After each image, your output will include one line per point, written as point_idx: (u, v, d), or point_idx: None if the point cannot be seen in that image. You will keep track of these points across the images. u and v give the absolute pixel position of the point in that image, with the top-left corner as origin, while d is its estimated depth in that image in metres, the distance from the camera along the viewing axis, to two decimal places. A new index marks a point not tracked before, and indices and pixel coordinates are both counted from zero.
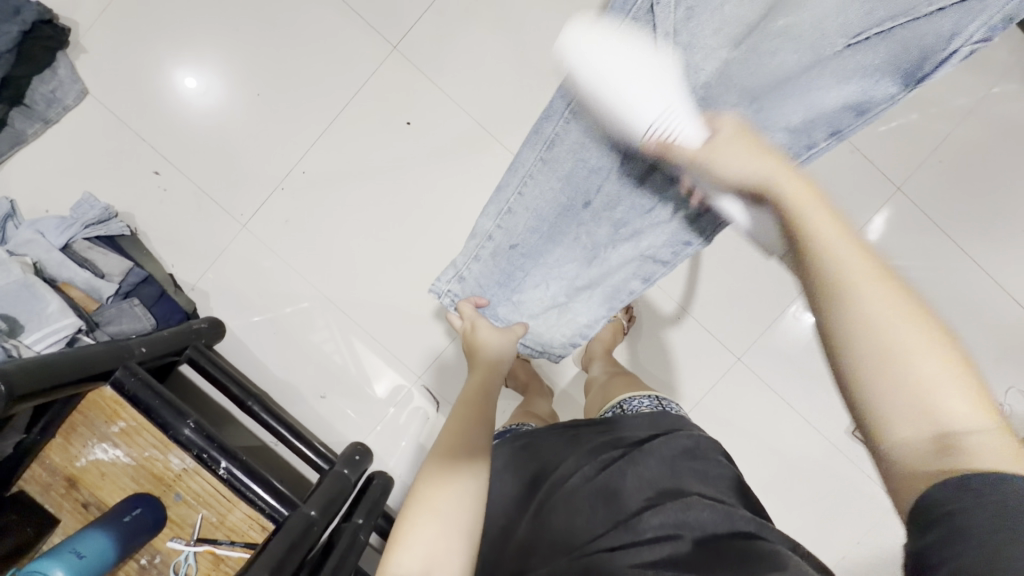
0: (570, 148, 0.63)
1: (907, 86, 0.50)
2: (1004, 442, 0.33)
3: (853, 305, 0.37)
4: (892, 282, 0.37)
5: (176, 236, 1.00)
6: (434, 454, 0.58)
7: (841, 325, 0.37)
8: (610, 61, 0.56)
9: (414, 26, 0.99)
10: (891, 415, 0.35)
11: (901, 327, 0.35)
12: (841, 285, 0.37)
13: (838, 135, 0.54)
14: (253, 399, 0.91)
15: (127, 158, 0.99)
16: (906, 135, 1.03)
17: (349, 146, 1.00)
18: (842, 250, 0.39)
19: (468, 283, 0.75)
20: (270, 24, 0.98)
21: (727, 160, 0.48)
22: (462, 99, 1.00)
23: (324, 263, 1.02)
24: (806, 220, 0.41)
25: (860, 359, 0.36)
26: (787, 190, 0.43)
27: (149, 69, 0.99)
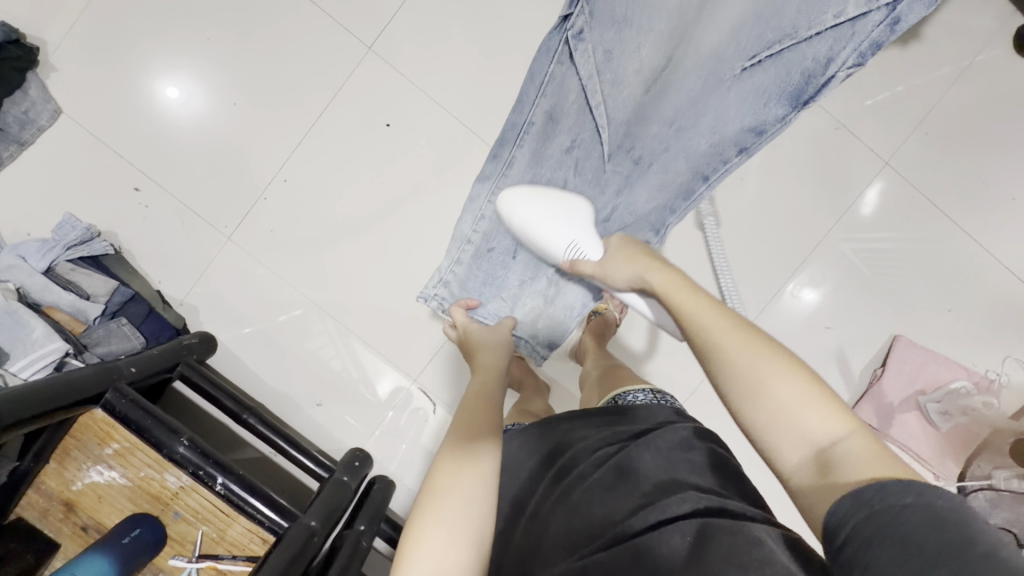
0: (527, 167, 0.65)
1: (796, 106, 0.50)
2: (867, 444, 0.39)
3: (722, 365, 0.46)
4: (759, 344, 0.46)
5: (161, 252, 0.99)
6: (444, 450, 0.60)
7: (723, 383, 0.46)
8: (546, 97, 0.60)
9: (387, 26, 0.97)
10: (782, 452, 0.42)
11: (769, 376, 0.44)
12: (717, 355, 0.47)
13: (745, 152, 0.56)
14: (249, 412, 0.90)
15: (106, 176, 0.98)
16: (893, 109, 1.02)
17: (329, 152, 0.99)
18: (705, 317, 0.49)
19: (451, 285, 0.80)
20: (242, 32, 0.97)
21: (616, 270, 0.60)
22: (440, 96, 0.98)
23: (311, 270, 1.01)
24: (688, 308, 0.51)
25: (747, 411, 0.44)
26: (658, 281, 0.55)
27: (124, 84, 0.97)
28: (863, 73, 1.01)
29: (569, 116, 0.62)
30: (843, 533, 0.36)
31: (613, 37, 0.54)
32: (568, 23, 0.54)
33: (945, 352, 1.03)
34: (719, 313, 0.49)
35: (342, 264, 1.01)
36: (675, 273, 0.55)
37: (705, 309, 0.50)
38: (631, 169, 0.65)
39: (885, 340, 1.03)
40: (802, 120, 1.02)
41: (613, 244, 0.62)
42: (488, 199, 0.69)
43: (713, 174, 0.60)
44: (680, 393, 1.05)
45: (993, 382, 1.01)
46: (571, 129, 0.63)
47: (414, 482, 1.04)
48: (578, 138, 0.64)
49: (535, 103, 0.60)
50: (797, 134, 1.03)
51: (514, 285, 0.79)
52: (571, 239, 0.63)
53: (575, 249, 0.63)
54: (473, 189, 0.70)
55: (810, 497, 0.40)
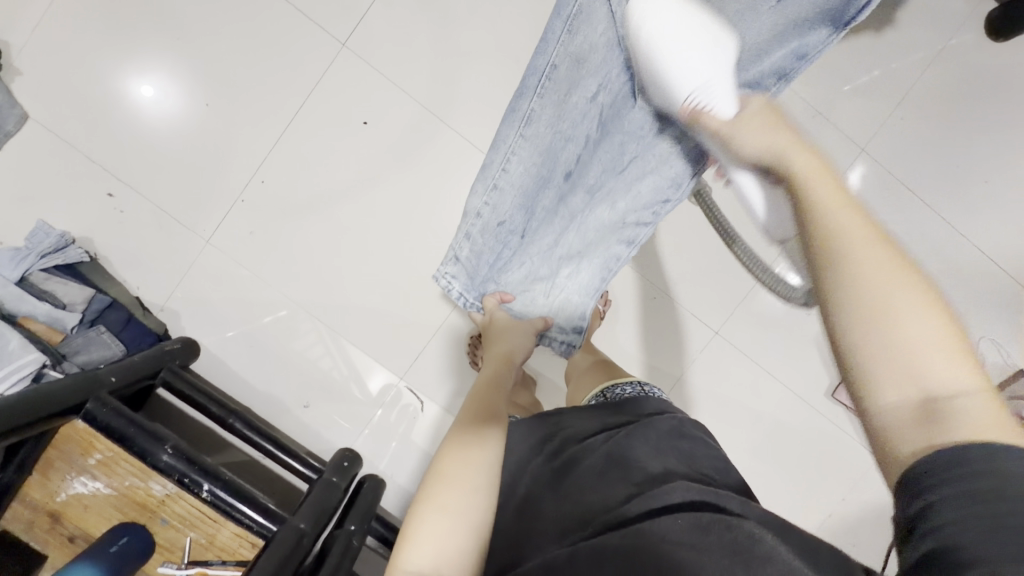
0: (546, 122, 0.62)
1: (838, 27, 0.53)
2: (991, 407, 0.33)
3: (851, 273, 0.36)
4: (897, 258, 0.36)
5: (138, 257, 0.97)
6: (449, 441, 0.60)
7: (844, 293, 0.36)
8: (574, 34, 0.55)
9: (361, 22, 0.95)
10: (881, 386, 0.35)
11: (909, 304, 0.34)
12: (850, 262, 0.36)
13: (784, 79, 0.57)
14: (234, 416, 0.90)
15: (79, 182, 0.96)
16: (868, 95, 1.03)
17: (307, 150, 0.98)
18: (844, 218, 0.37)
19: (463, 265, 0.81)
20: (212, 31, 0.95)
21: (743, 135, 0.45)
22: (417, 92, 0.97)
23: (293, 272, 1.01)
24: (815, 193, 0.38)
25: (863, 329, 0.35)
26: (799, 164, 0.40)
27: (94, 86, 0.95)
28: (839, 59, 1.02)
29: (599, 53, 0.56)
30: (927, 497, 0.31)
31: None
32: None
33: None
34: (870, 229, 0.37)
35: (324, 265, 1.01)
36: (813, 158, 0.40)
37: (844, 211, 0.37)
38: (665, 109, 0.60)
39: None
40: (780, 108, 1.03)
41: (756, 103, 0.47)
42: (501, 164, 0.67)
43: None
44: (665, 382, 1.07)
45: None
46: (600, 73, 0.57)
47: (404, 479, 1.04)
48: (605, 82, 0.59)
49: (561, 42, 0.55)
50: None
51: (517, 269, 0.80)
52: (704, 80, 0.49)
53: (710, 89, 0.49)
54: (487, 157, 0.68)
55: (904, 440, 0.34)
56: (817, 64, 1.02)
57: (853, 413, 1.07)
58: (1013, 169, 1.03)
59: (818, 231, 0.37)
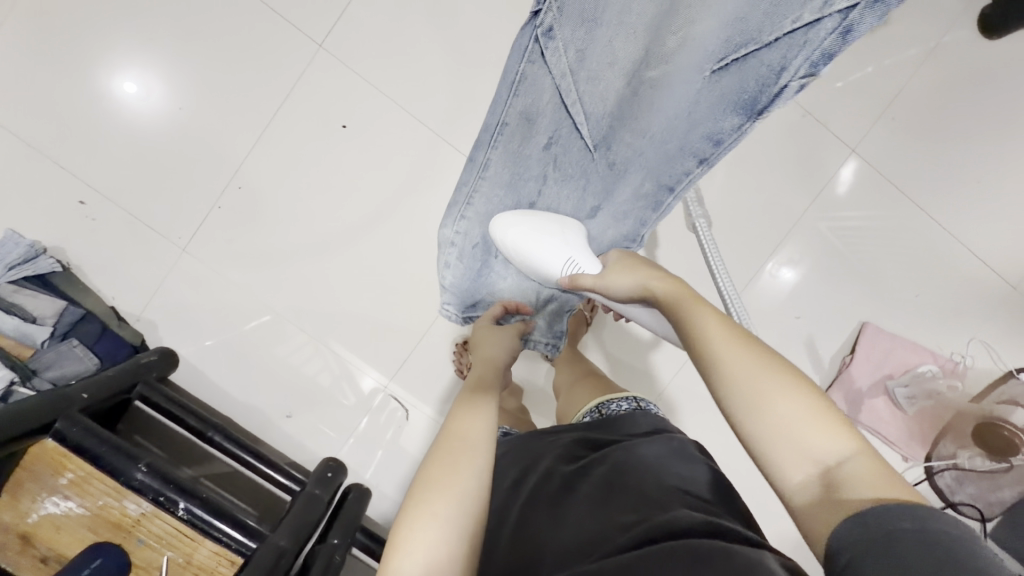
0: (506, 165, 0.59)
1: (752, 116, 0.49)
2: (874, 464, 0.37)
3: (725, 378, 0.43)
4: (767, 359, 0.43)
5: (112, 267, 0.95)
6: (438, 449, 0.57)
7: (725, 400, 0.43)
8: (519, 97, 0.54)
9: (338, 22, 0.92)
10: (782, 468, 0.39)
11: (783, 406, 0.40)
12: (718, 367, 0.44)
13: (705, 163, 0.55)
14: (213, 429, 0.88)
15: (48, 189, 0.93)
16: (859, 94, 1.01)
17: (285, 155, 0.95)
18: (711, 331, 0.46)
19: (448, 287, 0.75)
20: (184, 31, 0.92)
21: (615, 280, 0.57)
22: (398, 94, 0.95)
23: (272, 280, 0.98)
24: (693, 320, 0.48)
25: (751, 424, 0.41)
26: (663, 291, 0.52)
27: (74, 88, 0.92)
28: None
29: (545, 115, 0.56)
30: (842, 555, 0.33)
31: (584, 35, 0.49)
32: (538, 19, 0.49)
33: (912, 337, 1.04)
34: (730, 332, 0.46)
35: (304, 271, 0.98)
36: (682, 287, 0.52)
37: (714, 326, 0.46)
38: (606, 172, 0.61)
39: (853, 327, 1.04)
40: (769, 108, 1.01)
41: (613, 259, 0.62)
42: (469, 198, 0.63)
43: (678, 185, 0.59)
44: (654, 388, 1.05)
45: (958, 364, 1.02)
46: (551, 124, 0.56)
47: (390, 488, 1.03)
48: (555, 135, 0.58)
49: (508, 104, 0.54)
50: (764, 124, 1.01)
51: (502, 279, 0.75)
52: (569, 256, 0.61)
53: (576, 267, 0.61)
54: (455, 189, 0.63)
55: (807, 511, 0.37)
56: None
57: None
58: (1005, 169, 1.02)
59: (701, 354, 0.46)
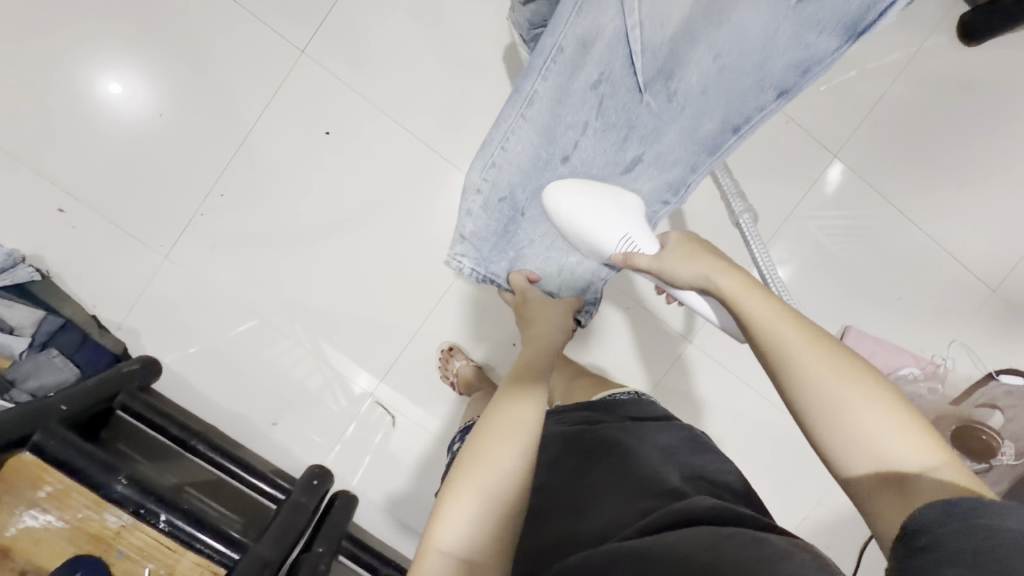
0: (552, 103, 0.56)
1: (849, 38, 0.50)
2: (950, 467, 0.37)
3: (797, 378, 0.42)
4: (824, 343, 0.42)
5: (93, 275, 0.94)
6: (482, 421, 0.52)
7: (788, 378, 0.42)
8: (580, 21, 0.51)
9: (320, 28, 0.92)
10: (856, 470, 0.39)
11: (844, 380, 0.40)
12: (791, 364, 0.42)
13: (784, 93, 0.55)
14: (196, 438, 0.88)
15: (26, 197, 0.92)
16: (842, 99, 1.01)
17: (267, 161, 0.94)
18: (780, 326, 0.44)
19: (469, 242, 0.68)
20: (164, 37, 0.91)
21: (675, 266, 0.54)
22: (382, 100, 0.94)
23: (257, 287, 0.98)
24: (756, 314, 0.45)
25: (824, 429, 0.40)
26: (726, 283, 0.49)
27: (56, 91, 0.91)
28: None
29: (602, 43, 0.52)
30: (921, 533, 0.32)
31: None
32: None
33: (894, 340, 1.05)
34: (799, 327, 0.43)
35: (289, 278, 0.98)
36: (739, 277, 0.49)
37: (774, 319, 0.44)
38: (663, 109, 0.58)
39: (837, 331, 1.05)
40: None
41: (674, 238, 0.56)
42: (504, 140, 0.58)
43: (745, 124, 0.58)
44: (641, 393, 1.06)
45: (938, 367, 1.04)
46: (601, 61, 0.53)
47: (377, 494, 1.03)
48: (607, 70, 0.54)
49: (567, 26, 0.51)
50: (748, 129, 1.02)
51: (524, 252, 0.71)
52: (625, 232, 0.59)
53: (632, 243, 0.59)
54: (489, 129, 0.59)
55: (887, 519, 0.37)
56: None
57: None
58: (985, 173, 1.03)
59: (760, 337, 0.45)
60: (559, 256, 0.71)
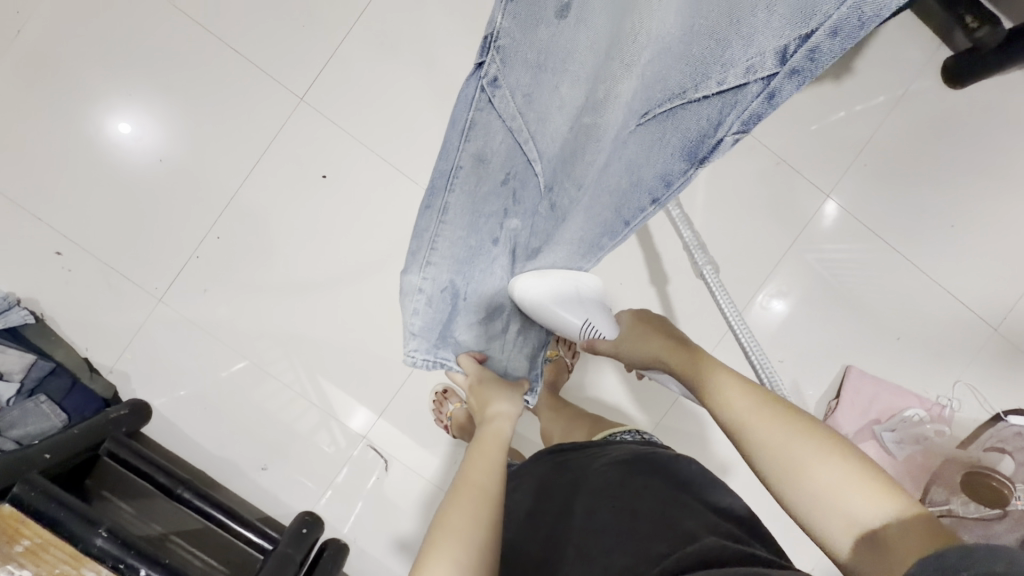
0: (465, 208, 0.56)
1: (695, 163, 0.39)
2: (914, 525, 0.38)
3: (757, 443, 0.47)
4: (784, 413, 0.47)
5: (86, 318, 0.94)
6: (455, 494, 0.54)
7: (755, 458, 0.47)
8: (472, 141, 0.52)
9: (319, 77, 0.94)
10: (826, 528, 0.42)
11: (799, 442, 0.44)
12: (743, 424, 0.48)
13: (658, 202, 0.45)
14: (183, 486, 0.86)
15: (24, 242, 0.93)
16: (831, 141, 1.03)
17: (264, 204, 0.96)
18: (731, 394, 0.50)
19: (423, 335, 0.63)
20: (166, 86, 0.93)
21: (630, 346, 0.67)
22: (376, 145, 0.96)
23: (249, 330, 0.97)
24: (708, 381, 0.53)
25: (790, 489, 0.44)
26: (677, 360, 0.60)
27: (69, 131, 0.93)
28: (798, 106, 1.02)
29: (501, 154, 0.53)
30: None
31: (531, 80, 0.47)
32: (482, 70, 0.47)
33: (896, 381, 1.04)
34: (745, 390, 0.50)
35: (282, 320, 0.98)
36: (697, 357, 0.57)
37: (738, 397, 0.50)
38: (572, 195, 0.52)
39: (837, 370, 1.04)
40: (743, 156, 1.02)
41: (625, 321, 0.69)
42: (433, 241, 0.57)
43: (633, 220, 0.49)
44: None
45: (943, 409, 1.02)
46: (505, 162, 0.53)
47: (369, 543, 0.99)
48: (511, 170, 0.54)
49: (461, 147, 0.52)
50: (740, 170, 1.03)
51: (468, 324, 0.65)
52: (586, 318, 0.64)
53: (590, 330, 0.65)
54: (414, 236, 0.59)
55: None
56: (779, 111, 1.02)
57: None
58: (979, 212, 1.03)
59: (723, 409, 0.51)
60: (506, 320, 0.68)
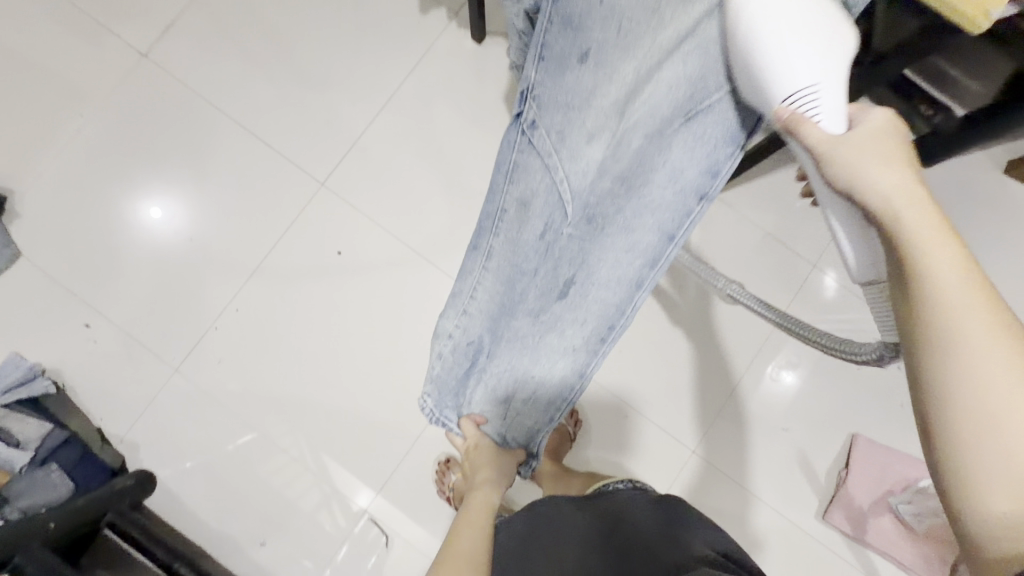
0: (505, 255, 0.60)
1: (738, 146, 0.53)
2: None
3: (968, 353, 0.35)
4: (1012, 340, 0.35)
5: (103, 388, 0.98)
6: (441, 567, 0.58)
7: (946, 365, 0.36)
8: (514, 184, 0.57)
9: (339, 164, 1.05)
10: (987, 484, 0.34)
11: (1013, 381, 0.35)
12: (953, 328, 0.36)
13: (706, 198, 0.55)
14: (179, 562, 0.84)
15: (57, 315, 0.99)
16: (812, 216, 1.09)
17: (281, 278, 1.02)
18: (954, 283, 0.37)
19: (437, 384, 0.71)
20: (202, 174, 1.04)
21: (865, 172, 0.41)
22: (388, 223, 1.04)
23: (258, 399, 1.00)
24: (936, 258, 0.37)
25: (967, 416, 0.35)
26: (911, 217, 0.39)
27: (110, 216, 1.02)
28: (779, 184, 1.10)
29: (538, 197, 0.56)
30: None
31: (562, 118, 0.53)
32: (521, 117, 0.53)
33: (908, 450, 1.01)
34: (978, 294, 0.36)
35: (290, 389, 1.00)
36: (936, 215, 0.39)
37: (961, 277, 0.37)
38: (587, 232, 0.57)
39: (845, 439, 1.02)
40: (730, 230, 1.09)
41: (870, 127, 0.43)
42: (473, 292, 0.63)
43: (678, 232, 0.57)
44: None
45: None
46: (541, 214, 0.57)
47: None
48: (548, 222, 0.57)
49: (504, 190, 0.57)
50: (728, 243, 1.09)
51: (483, 390, 0.70)
52: (815, 81, 0.44)
53: (818, 99, 0.44)
54: (456, 284, 0.65)
55: (998, 543, 0.34)
56: (761, 188, 1.10)
57: (851, 538, 1.00)
58: None
59: (925, 292, 0.37)
60: (519, 396, 0.69)
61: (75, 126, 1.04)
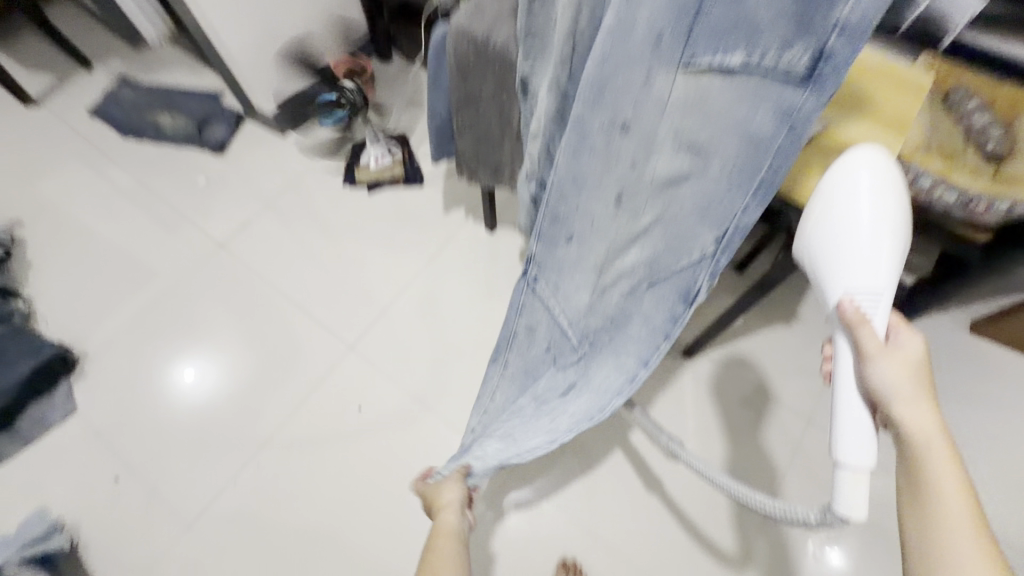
0: (520, 364, 0.71)
1: (689, 301, 0.60)
2: None
3: (950, 557, 0.43)
4: (994, 555, 0.43)
5: (116, 546, 1.00)
6: None
7: (931, 562, 0.44)
8: (522, 316, 0.68)
9: (366, 329, 1.20)
10: None
11: None
12: (943, 533, 0.44)
13: (669, 337, 0.62)
14: None
15: (91, 469, 1.06)
16: (803, 372, 1.15)
17: (302, 433, 1.10)
18: (949, 492, 0.45)
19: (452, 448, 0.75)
20: (247, 339, 1.20)
21: (892, 386, 0.48)
22: (405, 381, 1.15)
23: (262, 561, 1.00)
24: (932, 469, 0.46)
25: None
26: (919, 433, 0.47)
27: (147, 372, 1.16)
28: (766, 342, 1.18)
29: (542, 325, 0.66)
30: None
31: (557, 274, 0.60)
32: (528, 272, 0.63)
33: None
34: (970, 511, 0.45)
35: (294, 550, 1.00)
36: (941, 435, 0.47)
37: (951, 472, 0.46)
38: (587, 351, 0.66)
39: None
40: (725, 386, 1.15)
41: (912, 347, 0.50)
42: (493, 394, 0.75)
43: (650, 359, 0.63)
44: None
45: None
46: (544, 337, 0.67)
47: None
48: (551, 342, 0.67)
49: (513, 319, 0.69)
50: (724, 400, 1.14)
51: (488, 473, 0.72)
52: (880, 291, 0.47)
53: (878, 303, 0.47)
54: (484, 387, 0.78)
55: None
56: (750, 347, 1.18)
57: None
58: (969, 437, 1.08)
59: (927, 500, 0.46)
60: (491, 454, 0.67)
61: (151, 300, 1.25)
